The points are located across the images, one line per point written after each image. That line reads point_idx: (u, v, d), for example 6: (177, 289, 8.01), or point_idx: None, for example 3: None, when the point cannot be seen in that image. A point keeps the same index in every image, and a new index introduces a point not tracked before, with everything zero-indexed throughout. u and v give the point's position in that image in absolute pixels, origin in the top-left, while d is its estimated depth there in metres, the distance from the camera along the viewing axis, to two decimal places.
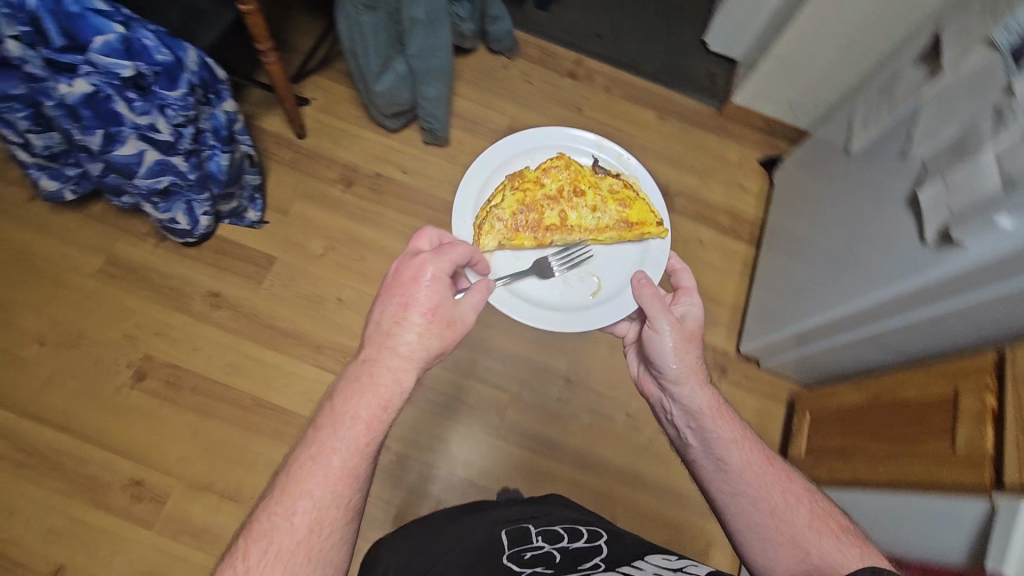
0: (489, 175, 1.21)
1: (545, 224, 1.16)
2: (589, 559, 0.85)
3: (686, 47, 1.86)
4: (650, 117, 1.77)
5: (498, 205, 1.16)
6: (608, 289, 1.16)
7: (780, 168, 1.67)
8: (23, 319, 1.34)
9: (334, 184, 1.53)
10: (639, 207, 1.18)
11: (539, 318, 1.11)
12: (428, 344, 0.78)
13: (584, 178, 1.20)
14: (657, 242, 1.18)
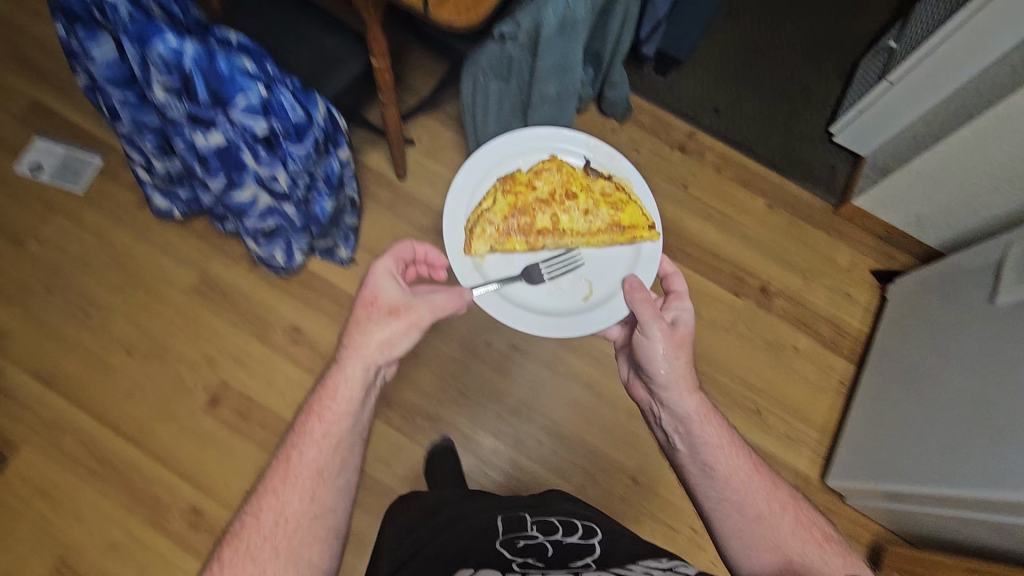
0: (483, 169, 1.11)
1: (537, 230, 1.11)
2: (580, 556, 0.81)
3: (808, 133, 1.75)
4: (760, 204, 1.66)
5: (490, 207, 1.09)
6: (597, 291, 1.07)
7: (896, 284, 1.55)
8: (115, 325, 1.37)
9: (427, 233, 1.52)
10: (629, 208, 1.12)
11: (526, 320, 1.02)
12: (386, 327, 0.83)
13: (573, 180, 1.14)
14: (648, 244, 1.09)
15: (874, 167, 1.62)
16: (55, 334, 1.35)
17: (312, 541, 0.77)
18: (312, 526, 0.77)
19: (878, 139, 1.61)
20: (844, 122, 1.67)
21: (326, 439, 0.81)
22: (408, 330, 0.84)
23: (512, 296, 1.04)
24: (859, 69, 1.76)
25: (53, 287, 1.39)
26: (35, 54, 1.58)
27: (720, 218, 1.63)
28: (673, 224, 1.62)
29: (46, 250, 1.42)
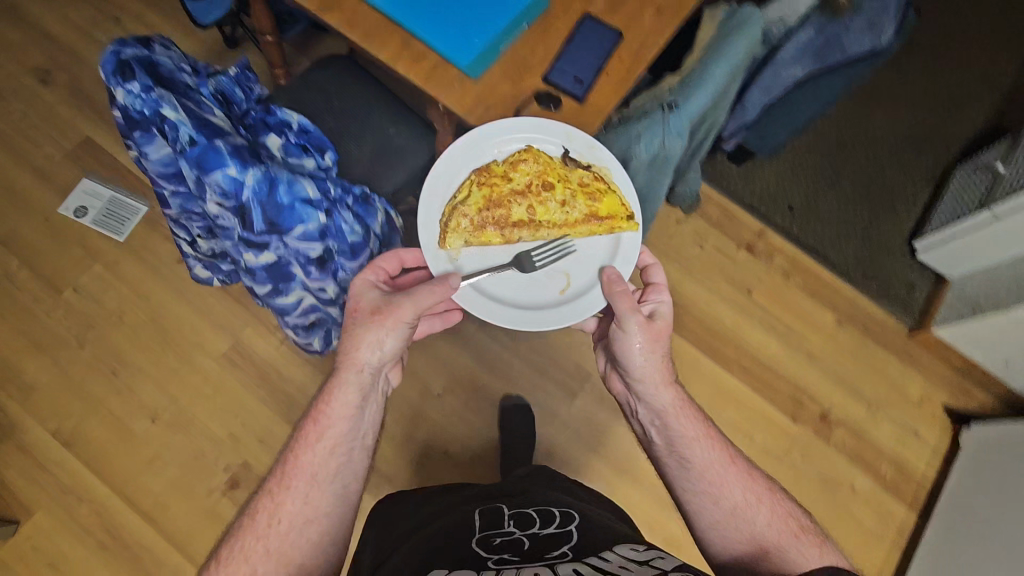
0: (455, 164, 0.84)
1: (511, 221, 0.87)
2: (556, 547, 0.77)
3: (888, 243, 1.62)
4: (828, 318, 1.54)
5: (460, 198, 0.84)
6: (578, 289, 0.84)
7: (971, 430, 1.42)
8: (142, 388, 1.33)
9: (470, 318, 1.46)
10: (609, 194, 0.85)
11: (505, 317, 0.81)
12: (368, 327, 0.78)
13: (549, 164, 0.86)
14: (632, 234, 0.85)
15: (961, 296, 1.48)
16: (81, 392, 1.31)
17: (314, 548, 0.71)
18: (309, 531, 0.72)
19: (968, 267, 1.48)
20: (933, 241, 1.53)
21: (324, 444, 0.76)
22: (393, 330, 0.79)
23: (482, 295, 0.82)
24: (954, 179, 1.62)
25: (84, 340, 1.34)
26: (93, 87, 1.54)
27: (783, 331, 1.52)
28: (732, 332, 1.51)
29: (82, 300, 1.37)
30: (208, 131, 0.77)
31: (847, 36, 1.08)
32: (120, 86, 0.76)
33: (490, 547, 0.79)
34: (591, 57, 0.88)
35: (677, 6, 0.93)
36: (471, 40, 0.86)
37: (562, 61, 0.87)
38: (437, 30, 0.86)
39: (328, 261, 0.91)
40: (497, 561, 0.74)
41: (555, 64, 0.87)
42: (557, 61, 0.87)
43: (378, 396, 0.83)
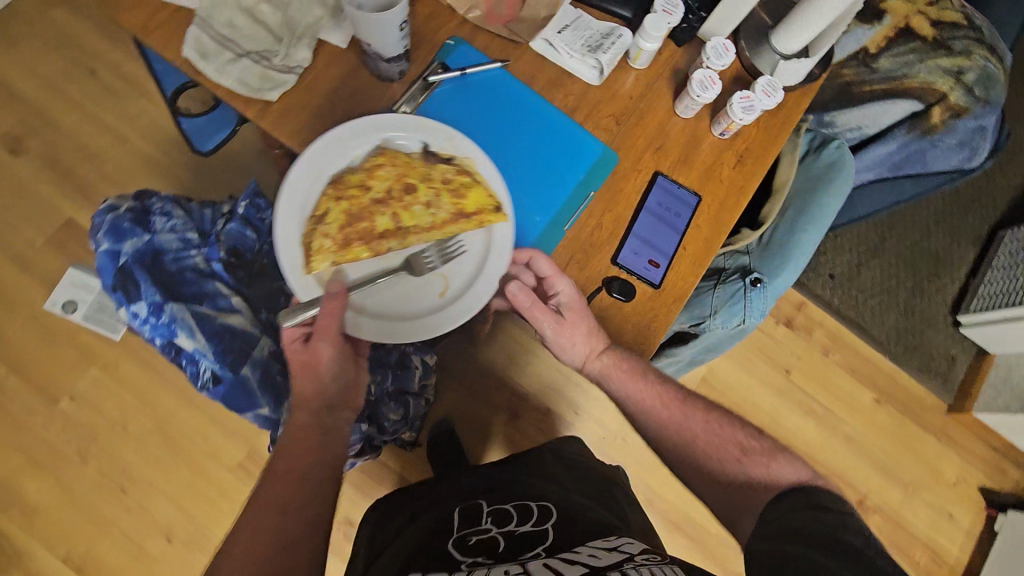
0: (309, 180, 0.66)
1: (376, 233, 0.69)
2: (532, 546, 0.65)
3: (930, 313, 1.54)
4: (866, 398, 1.49)
5: (317, 215, 0.67)
6: (458, 293, 0.68)
7: (1008, 515, 1.41)
8: (153, 506, 1.23)
9: (499, 413, 1.36)
10: (476, 187, 0.69)
11: (383, 338, 0.66)
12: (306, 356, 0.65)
13: (405, 160, 0.69)
14: (506, 227, 0.69)
15: (1007, 381, 1.43)
16: (87, 512, 1.21)
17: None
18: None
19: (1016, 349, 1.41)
20: (979, 320, 1.46)
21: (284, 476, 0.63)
22: (336, 357, 0.65)
23: (352, 314, 0.65)
24: (1003, 246, 1.51)
25: (86, 455, 1.23)
26: (71, 156, 1.34)
27: (822, 413, 1.47)
28: (770, 417, 1.45)
29: (80, 410, 1.24)
30: (232, 356, 0.69)
31: (932, 152, 0.96)
32: (124, 309, 0.68)
33: (467, 551, 0.66)
34: (665, 230, 0.76)
35: (761, 154, 0.81)
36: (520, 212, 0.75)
37: (633, 238, 0.75)
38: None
39: (366, 449, 0.88)
40: (469, 565, 0.62)
41: (626, 241, 0.75)
42: (627, 237, 0.75)
43: (342, 421, 0.68)
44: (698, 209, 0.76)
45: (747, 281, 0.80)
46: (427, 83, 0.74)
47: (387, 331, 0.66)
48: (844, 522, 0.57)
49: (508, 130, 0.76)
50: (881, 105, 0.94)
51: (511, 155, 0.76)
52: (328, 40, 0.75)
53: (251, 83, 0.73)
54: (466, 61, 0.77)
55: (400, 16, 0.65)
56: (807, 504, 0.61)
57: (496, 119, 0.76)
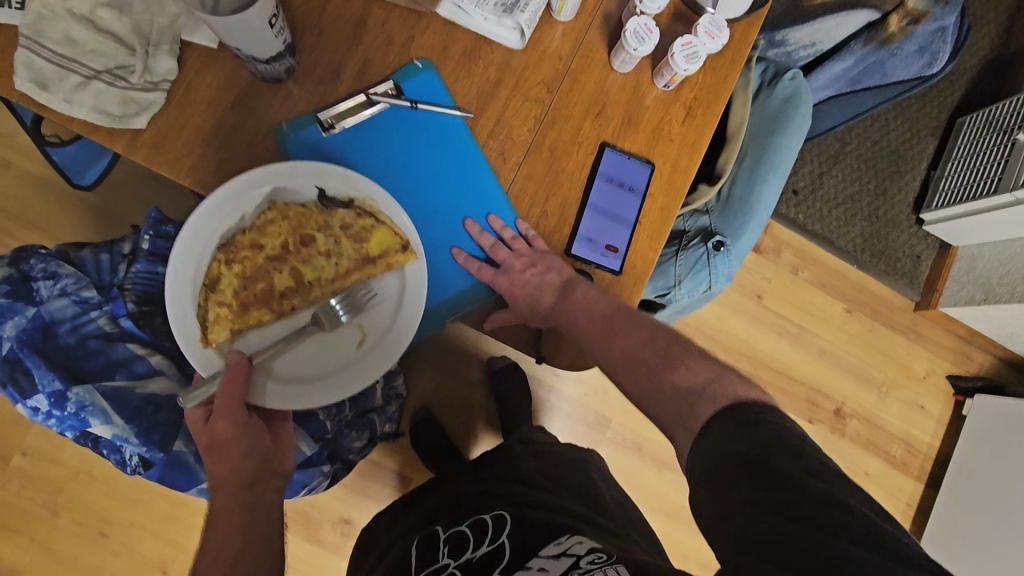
0: (200, 246, 0.58)
1: (277, 295, 0.64)
2: (486, 572, 0.61)
3: (894, 213, 1.51)
4: (837, 309, 1.49)
5: (210, 281, 0.59)
6: (373, 341, 0.61)
7: (976, 399, 1.46)
8: (141, 544, 1.19)
9: (477, 387, 1.32)
10: (378, 227, 0.62)
11: (297, 401, 0.58)
12: (212, 437, 0.57)
13: (298, 211, 0.62)
14: (418, 264, 0.61)
15: (970, 272, 1.43)
16: (73, 563, 1.17)
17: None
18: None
19: (979, 239, 1.40)
20: (942, 215, 1.44)
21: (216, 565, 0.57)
22: (240, 434, 0.58)
23: (262, 381, 0.59)
24: (961, 133, 1.46)
25: (57, 508, 1.17)
26: None
27: (795, 332, 1.47)
28: (747, 345, 1.46)
29: (37, 465, 1.16)
30: (161, 433, 0.61)
31: (891, 62, 0.89)
32: (19, 405, 0.58)
33: None
34: (622, 200, 0.69)
35: (712, 102, 0.72)
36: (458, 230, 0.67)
37: (588, 216, 0.68)
38: (428, 222, 0.66)
39: (338, 477, 0.84)
40: None
41: (581, 223, 0.68)
42: (581, 214, 0.68)
43: (268, 494, 0.63)
44: (655, 178, 0.69)
45: (709, 245, 0.74)
46: (366, 99, 0.64)
47: (298, 398, 0.58)
48: (785, 440, 0.47)
49: (447, 140, 0.66)
50: (835, 19, 0.85)
51: (451, 171, 0.66)
52: (193, 41, 0.63)
53: (111, 111, 0.61)
54: (428, 90, 0.66)
55: (268, 10, 0.54)
56: (739, 428, 0.50)
57: (432, 131, 0.66)
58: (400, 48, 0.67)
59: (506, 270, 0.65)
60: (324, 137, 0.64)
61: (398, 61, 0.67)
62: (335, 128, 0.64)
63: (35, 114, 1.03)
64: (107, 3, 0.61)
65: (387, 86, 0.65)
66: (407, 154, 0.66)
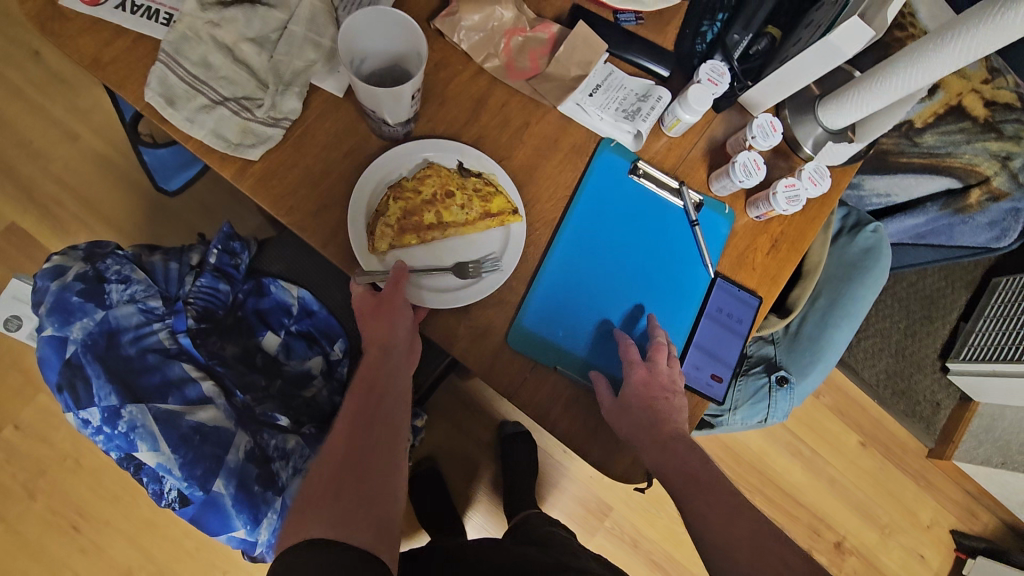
0: (371, 186, 0.64)
1: (424, 227, 0.64)
2: None
3: (920, 357, 1.51)
4: (852, 440, 1.48)
5: (380, 208, 0.63)
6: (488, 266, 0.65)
7: (977, 560, 1.43)
8: (111, 546, 1.14)
9: (484, 448, 1.29)
10: (497, 196, 0.65)
11: (436, 300, 0.62)
12: (375, 318, 0.61)
13: (444, 173, 0.65)
14: (522, 227, 0.65)
15: (989, 431, 1.42)
16: (37, 553, 1.11)
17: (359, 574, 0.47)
18: (342, 550, 0.49)
19: (1002, 401, 1.39)
20: (968, 368, 1.44)
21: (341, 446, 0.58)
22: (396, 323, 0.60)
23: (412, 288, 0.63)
24: (995, 293, 1.47)
25: (35, 490, 1.12)
26: (15, 154, 1.19)
27: (807, 455, 1.46)
28: (757, 459, 1.44)
29: (29, 443, 1.13)
30: (203, 468, 0.59)
31: (960, 229, 0.92)
32: (71, 415, 0.56)
33: None
34: (727, 338, 0.69)
35: (798, 238, 0.73)
36: (632, 301, 0.68)
37: (694, 350, 0.68)
38: (613, 262, 0.68)
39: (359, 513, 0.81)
40: None
41: (687, 356, 0.68)
42: (688, 350, 0.68)
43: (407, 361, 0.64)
44: (763, 313, 0.69)
45: (772, 379, 0.76)
46: (678, 187, 0.70)
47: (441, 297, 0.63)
48: None
49: (691, 262, 0.70)
50: (915, 177, 0.88)
51: (656, 253, 0.69)
52: (322, 87, 0.65)
53: (229, 137, 0.62)
54: (712, 226, 0.71)
55: (413, 86, 0.55)
56: None
57: (621, 188, 0.70)
58: (515, 131, 0.69)
59: (650, 364, 0.63)
60: (629, 176, 0.70)
61: (510, 143, 0.69)
62: (642, 175, 0.70)
63: (134, 111, 0.98)
64: (252, 38, 0.63)
65: (698, 197, 0.71)
66: (648, 221, 0.70)
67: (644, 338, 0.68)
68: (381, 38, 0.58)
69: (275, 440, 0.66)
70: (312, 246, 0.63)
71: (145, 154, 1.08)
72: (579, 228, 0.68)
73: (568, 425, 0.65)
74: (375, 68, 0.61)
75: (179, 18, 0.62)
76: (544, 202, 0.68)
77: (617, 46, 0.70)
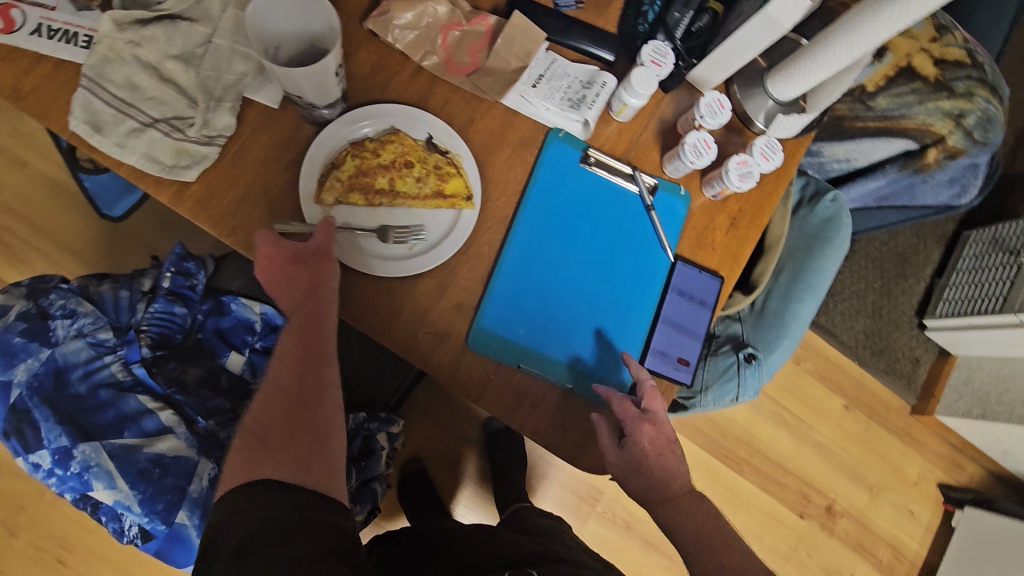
0: (330, 144, 0.63)
1: (374, 190, 0.63)
2: None
3: (897, 315, 1.53)
4: (835, 404, 1.49)
5: (335, 162, 0.62)
6: (428, 240, 0.64)
7: (965, 510, 1.45)
8: None
9: (471, 446, 1.29)
10: (456, 176, 0.64)
11: (371, 264, 0.62)
12: (299, 267, 0.60)
13: (410, 143, 0.64)
14: (471, 216, 0.64)
15: (968, 384, 1.44)
16: None
17: (310, 513, 0.49)
18: (291, 490, 0.50)
19: (978, 352, 1.41)
20: (945, 324, 1.46)
21: (285, 394, 0.59)
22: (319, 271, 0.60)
23: (347, 246, 0.62)
24: (967, 247, 1.48)
25: (15, 527, 1.11)
26: None
27: (792, 422, 1.47)
28: (744, 430, 1.45)
29: (3, 480, 1.11)
30: (165, 502, 0.60)
31: (920, 187, 0.92)
32: (21, 458, 0.58)
33: None
34: (690, 321, 0.68)
35: (755, 215, 0.73)
36: (593, 303, 0.67)
37: (656, 338, 0.67)
38: (587, 278, 0.67)
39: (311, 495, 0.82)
40: None
41: (654, 336, 0.67)
42: (651, 339, 0.67)
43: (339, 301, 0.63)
44: (725, 293, 0.69)
45: (740, 357, 0.76)
46: (631, 172, 0.69)
47: (382, 258, 0.62)
48: None
49: (648, 250, 0.69)
50: (872, 142, 0.87)
51: (612, 247, 0.68)
52: (255, 99, 0.63)
53: (162, 159, 0.60)
54: (667, 210, 0.70)
55: (335, 60, 0.54)
56: None
57: (571, 181, 0.68)
58: (460, 128, 0.67)
59: (652, 418, 0.63)
60: (579, 165, 0.69)
61: None
62: (591, 164, 0.69)
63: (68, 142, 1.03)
64: (177, 55, 0.61)
65: (652, 180, 0.70)
66: (601, 216, 0.69)
67: (611, 338, 0.67)
68: (289, 21, 0.55)
69: None
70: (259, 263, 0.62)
71: (86, 180, 1.10)
72: (531, 224, 0.67)
73: (537, 422, 0.64)
74: (293, 55, 0.58)
75: (98, 40, 0.59)
76: (496, 199, 0.67)
77: (557, 33, 0.69)
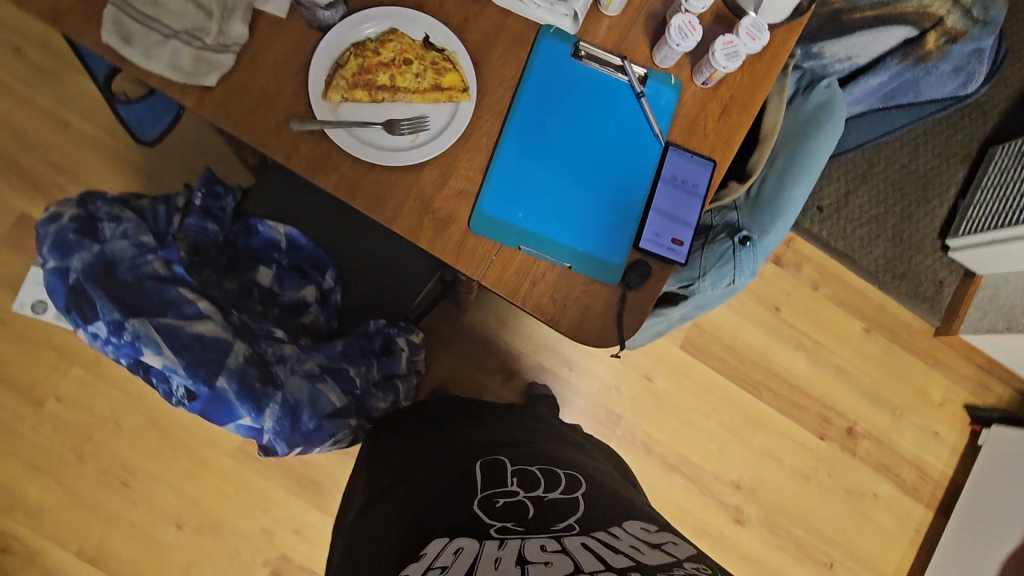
0: (334, 48, 0.68)
1: (376, 86, 0.68)
2: (563, 516, 0.67)
3: (918, 237, 1.51)
4: (855, 328, 1.49)
5: (340, 63, 0.68)
6: (430, 131, 0.69)
7: (992, 429, 1.44)
8: (159, 496, 1.23)
9: (492, 374, 1.35)
10: (452, 70, 0.69)
11: (376, 153, 0.67)
12: None
13: (407, 41, 0.69)
14: (469, 106, 0.69)
15: (993, 301, 1.42)
16: (94, 508, 1.22)
17: None
18: None
19: (1005, 266, 1.38)
20: (969, 241, 1.43)
21: None
22: None
23: (355, 138, 0.67)
24: (993, 162, 1.44)
25: (84, 453, 1.22)
26: (13, 147, 1.25)
27: (812, 346, 1.48)
28: (762, 356, 1.46)
29: (71, 411, 1.22)
30: (206, 369, 0.65)
31: (926, 80, 0.92)
32: (81, 329, 0.63)
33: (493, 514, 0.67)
34: (684, 200, 0.71)
35: (748, 100, 0.74)
36: (590, 191, 0.71)
37: (651, 218, 0.70)
38: (583, 168, 0.71)
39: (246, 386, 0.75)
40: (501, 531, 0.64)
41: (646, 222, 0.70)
42: (644, 221, 0.70)
43: None
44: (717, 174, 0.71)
45: (735, 240, 0.79)
46: (621, 63, 0.72)
47: (385, 148, 0.67)
48: None
49: (641, 138, 0.72)
50: (872, 34, 0.87)
51: (605, 140, 0.72)
52: (265, 9, 0.67)
53: (185, 67, 0.66)
54: (656, 99, 0.72)
55: None
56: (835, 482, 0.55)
57: (564, 77, 0.71)
58: (456, 29, 0.71)
59: None
60: (571, 58, 0.72)
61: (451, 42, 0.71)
62: (583, 57, 0.72)
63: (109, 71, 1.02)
64: None
65: (642, 71, 0.72)
66: (594, 109, 0.72)
67: (607, 223, 0.70)
68: None
69: (271, 348, 0.74)
70: (276, 160, 0.67)
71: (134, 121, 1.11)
72: (526, 118, 0.70)
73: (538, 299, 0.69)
74: None
75: None
76: (492, 94, 0.71)
77: None
